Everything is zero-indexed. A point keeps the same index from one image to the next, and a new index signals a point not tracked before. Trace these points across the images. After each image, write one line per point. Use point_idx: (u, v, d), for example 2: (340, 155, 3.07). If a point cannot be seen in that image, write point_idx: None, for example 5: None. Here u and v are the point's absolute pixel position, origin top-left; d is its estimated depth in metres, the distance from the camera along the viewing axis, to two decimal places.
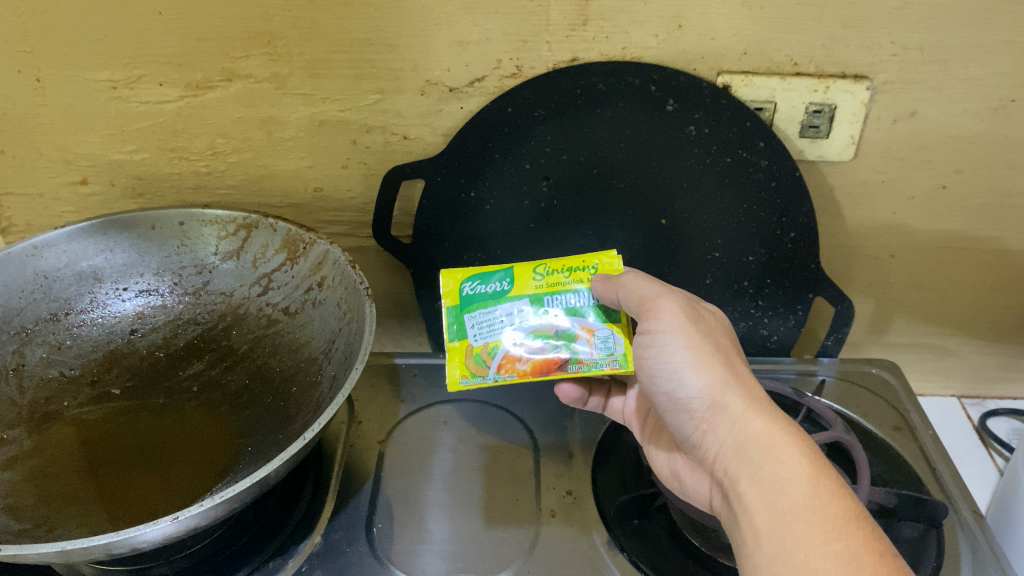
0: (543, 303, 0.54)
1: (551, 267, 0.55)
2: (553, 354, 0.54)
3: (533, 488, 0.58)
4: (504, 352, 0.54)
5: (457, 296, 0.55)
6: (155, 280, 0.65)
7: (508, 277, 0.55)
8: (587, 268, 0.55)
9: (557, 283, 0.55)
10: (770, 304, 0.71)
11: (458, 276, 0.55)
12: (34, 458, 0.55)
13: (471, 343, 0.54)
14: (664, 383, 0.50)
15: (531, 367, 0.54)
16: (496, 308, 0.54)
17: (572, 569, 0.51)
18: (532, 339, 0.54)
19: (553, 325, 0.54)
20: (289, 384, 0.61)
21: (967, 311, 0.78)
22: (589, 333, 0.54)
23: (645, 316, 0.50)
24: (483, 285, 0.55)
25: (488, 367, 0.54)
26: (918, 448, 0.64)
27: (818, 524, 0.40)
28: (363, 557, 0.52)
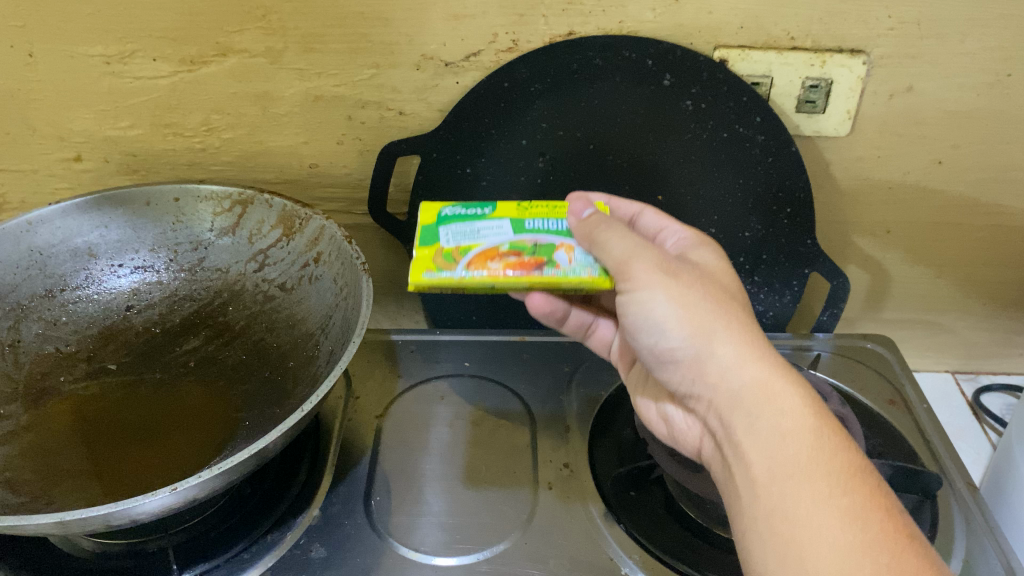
0: (522, 224, 0.50)
1: (535, 204, 0.53)
2: (528, 258, 0.48)
3: (530, 461, 0.59)
4: (474, 252, 0.48)
5: (433, 217, 0.52)
6: (150, 257, 0.65)
7: (494, 207, 0.52)
8: (573, 207, 0.53)
9: (539, 214, 0.52)
10: (766, 280, 0.71)
11: (436, 207, 0.53)
12: (30, 433, 0.55)
13: (440, 245, 0.49)
14: (647, 334, 0.47)
15: (503, 267, 0.47)
16: (475, 223, 0.50)
17: (569, 539, 0.52)
18: (510, 245, 0.49)
19: (532, 238, 0.49)
20: (286, 359, 0.61)
21: (962, 287, 0.79)
22: (570, 249, 0.49)
23: (619, 277, 0.46)
24: (465, 210, 0.52)
25: (455, 264, 0.48)
26: (913, 421, 0.64)
27: (821, 481, 0.39)
28: (361, 530, 0.53)
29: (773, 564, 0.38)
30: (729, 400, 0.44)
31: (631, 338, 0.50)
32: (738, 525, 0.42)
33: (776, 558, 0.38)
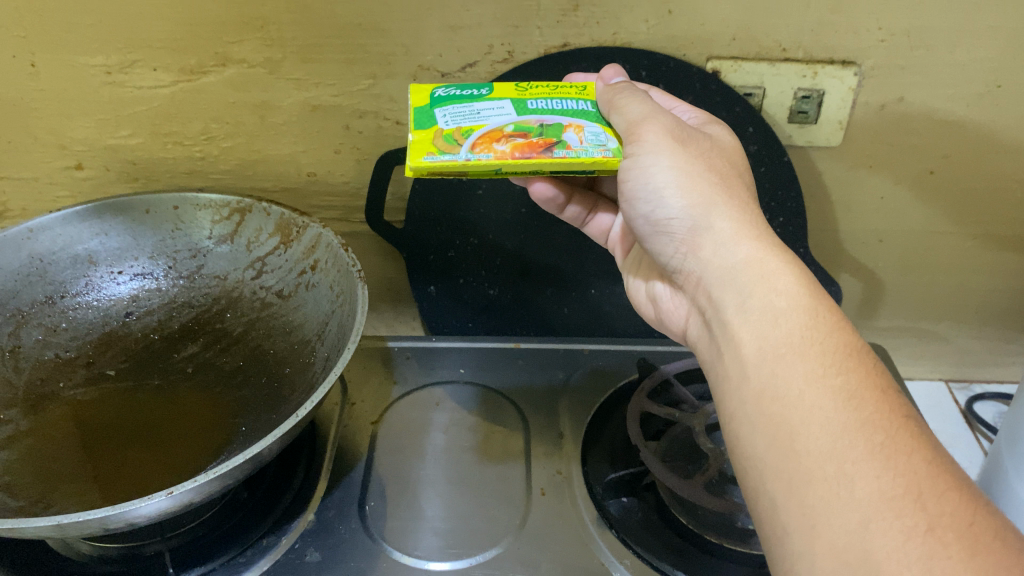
0: (523, 104, 0.51)
1: (532, 86, 0.53)
2: (536, 138, 0.48)
3: (523, 467, 0.59)
4: (478, 133, 0.48)
5: (427, 98, 0.52)
6: (150, 264, 0.66)
7: (490, 89, 0.52)
8: (571, 87, 0.54)
9: (538, 94, 0.52)
10: None
11: (429, 88, 0.53)
12: (29, 437, 0.56)
13: (440, 126, 0.49)
14: (643, 205, 0.48)
15: (510, 148, 0.48)
16: (473, 104, 0.51)
17: (562, 545, 0.52)
18: (515, 126, 0.49)
19: (536, 117, 0.50)
20: (283, 365, 0.61)
21: (955, 295, 0.79)
22: (578, 128, 0.50)
23: (630, 138, 0.48)
24: (461, 91, 0.52)
25: (459, 146, 0.48)
26: None
27: (813, 359, 0.38)
28: (356, 535, 0.53)
29: (762, 446, 0.37)
30: (722, 273, 0.44)
31: (627, 213, 0.51)
32: (725, 405, 0.41)
33: (766, 439, 0.37)
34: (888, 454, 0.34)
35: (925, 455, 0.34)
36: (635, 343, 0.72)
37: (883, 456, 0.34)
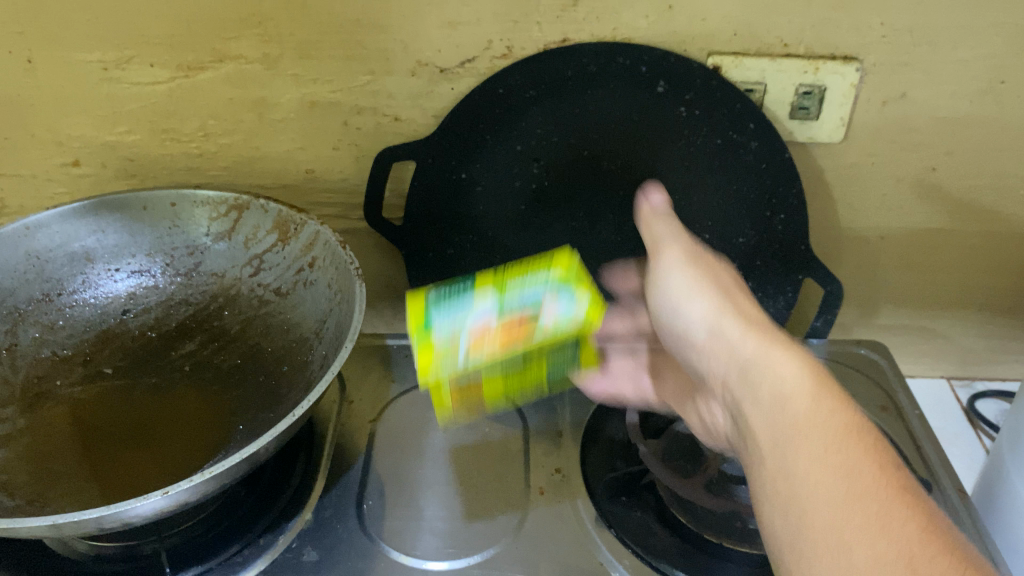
0: (507, 287, 0.49)
1: (507, 270, 0.51)
2: (521, 324, 0.47)
3: (522, 466, 0.59)
4: (474, 327, 0.47)
5: (421, 311, 0.49)
6: (147, 261, 0.65)
7: (473, 283, 0.50)
8: (545, 258, 0.52)
9: (517, 278, 0.50)
10: (760, 285, 0.70)
11: (418, 298, 0.50)
12: (26, 436, 0.56)
13: (435, 332, 0.47)
14: (669, 317, 0.50)
15: (500, 339, 0.46)
16: (460, 302, 0.49)
17: (560, 545, 0.52)
18: (501, 313, 0.47)
19: (520, 302, 0.48)
20: (281, 363, 0.61)
21: (957, 294, 0.78)
22: (559, 302, 0.48)
23: (652, 257, 0.50)
24: (448, 293, 0.50)
25: (456, 345, 0.46)
26: (906, 429, 0.62)
27: (817, 440, 0.36)
28: (353, 534, 0.53)
29: (777, 529, 0.35)
30: (739, 375, 0.42)
31: (657, 323, 0.53)
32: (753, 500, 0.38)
33: (773, 510, 0.36)
34: (887, 520, 0.32)
35: (921, 522, 0.32)
36: None
37: (880, 526, 0.32)
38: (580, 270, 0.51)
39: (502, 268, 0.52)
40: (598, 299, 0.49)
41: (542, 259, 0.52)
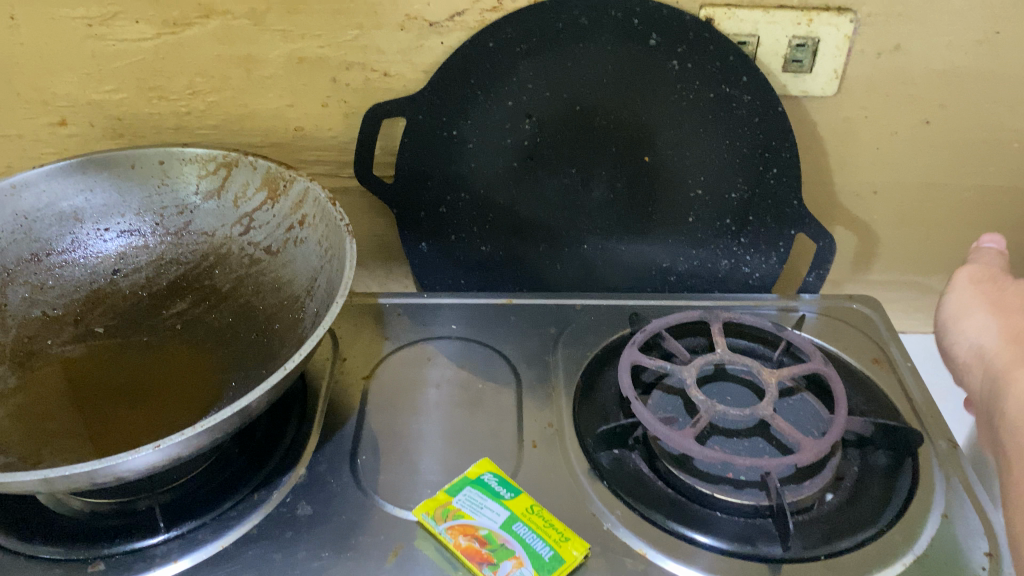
0: (513, 525, 0.50)
1: (545, 510, 0.52)
2: (483, 549, 0.48)
3: (515, 421, 0.59)
4: (459, 522, 0.50)
5: (476, 477, 0.54)
6: (137, 221, 0.64)
7: (517, 494, 0.52)
8: (568, 532, 0.50)
9: (536, 518, 0.51)
10: (753, 241, 0.70)
11: (490, 466, 0.55)
12: (17, 394, 0.56)
13: (448, 500, 0.52)
14: (965, 343, 0.57)
15: (460, 545, 0.49)
16: (488, 503, 0.52)
17: (553, 498, 0.53)
18: (485, 532, 0.49)
19: (506, 536, 0.49)
20: (273, 320, 0.61)
21: (950, 250, 0.78)
22: (518, 563, 0.48)
23: (975, 353, 0.56)
24: (498, 487, 0.53)
25: (443, 521, 0.50)
26: (897, 380, 0.62)
27: None
28: (347, 488, 0.53)
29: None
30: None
31: (951, 341, 0.59)
32: None
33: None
34: None
35: None
36: (627, 299, 0.71)
37: None
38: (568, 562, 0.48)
39: (554, 502, 0.53)
40: None
41: (566, 534, 0.50)
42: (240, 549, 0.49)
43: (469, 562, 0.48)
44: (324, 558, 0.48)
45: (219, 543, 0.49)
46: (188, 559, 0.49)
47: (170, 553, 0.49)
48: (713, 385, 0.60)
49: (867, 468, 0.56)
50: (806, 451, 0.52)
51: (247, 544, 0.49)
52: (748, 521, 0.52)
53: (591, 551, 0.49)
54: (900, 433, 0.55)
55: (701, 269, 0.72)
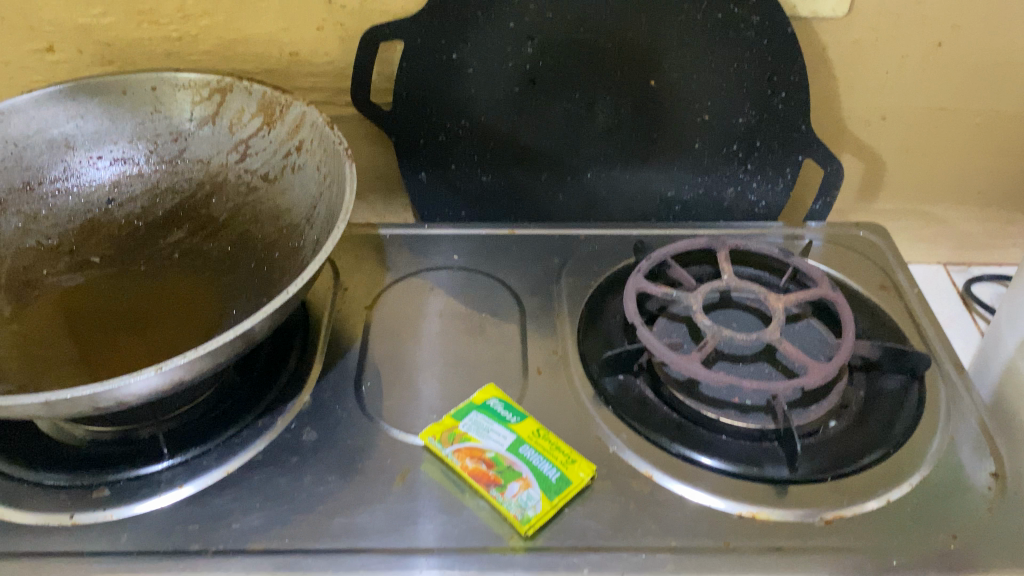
0: (519, 447, 0.50)
1: (550, 433, 0.52)
2: (489, 471, 0.48)
3: (519, 349, 0.59)
4: (467, 445, 0.50)
5: (482, 401, 0.54)
6: (130, 148, 0.62)
7: (523, 417, 0.52)
8: (574, 454, 0.50)
9: (541, 441, 0.51)
10: (759, 167, 0.69)
11: (495, 391, 0.54)
12: (15, 323, 0.56)
13: (455, 424, 0.52)
14: None
15: (468, 467, 0.49)
16: (494, 427, 0.51)
17: (558, 424, 0.53)
18: (491, 455, 0.49)
19: (512, 459, 0.49)
20: (272, 250, 0.60)
21: (957, 177, 0.77)
22: (524, 485, 0.48)
23: None
24: (505, 410, 0.53)
25: (451, 445, 0.50)
26: (904, 307, 0.62)
27: None
28: (353, 414, 0.53)
29: None
30: None
31: None
32: None
33: None
34: None
35: None
36: (631, 228, 0.70)
37: None
38: (573, 486, 0.48)
39: (558, 427, 0.52)
40: (555, 509, 0.47)
41: (573, 456, 0.50)
42: (246, 474, 0.49)
43: (475, 484, 0.48)
44: (331, 483, 0.49)
45: (224, 469, 0.49)
46: (193, 485, 0.48)
47: (175, 480, 0.49)
48: (719, 313, 0.59)
49: (874, 392, 0.55)
50: (814, 374, 0.51)
51: (253, 469, 0.50)
52: (753, 444, 0.52)
53: (597, 474, 0.50)
54: (907, 358, 0.55)
55: (706, 198, 0.72)
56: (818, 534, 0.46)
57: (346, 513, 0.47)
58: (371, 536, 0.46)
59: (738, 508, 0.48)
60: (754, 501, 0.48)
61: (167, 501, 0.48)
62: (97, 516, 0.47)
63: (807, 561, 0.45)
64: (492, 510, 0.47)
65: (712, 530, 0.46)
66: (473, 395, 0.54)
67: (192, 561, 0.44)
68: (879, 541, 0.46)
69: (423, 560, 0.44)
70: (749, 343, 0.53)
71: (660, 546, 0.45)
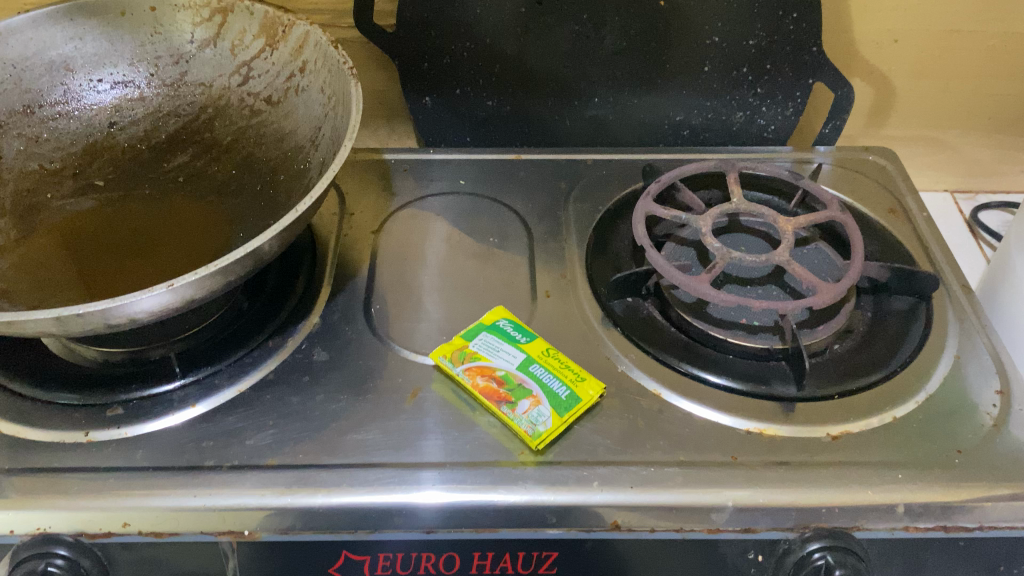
0: (529, 366, 0.50)
1: (559, 352, 0.52)
2: (500, 389, 0.49)
3: (527, 272, 0.59)
4: (478, 364, 0.51)
5: (491, 321, 0.54)
6: (130, 71, 0.61)
7: (532, 338, 0.52)
8: (584, 373, 0.50)
9: (551, 360, 0.51)
10: (770, 92, 0.69)
11: (504, 313, 0.55)
12: (21, 246, 0.56)
13: (465, 343, 0.52)
14: None
15: (479, 385, 0.49)
16: (504, 346, 0.52)
17: (567, 344, 0.53)
18: (502, 373, 0.50)
19: (522, 377, 0.50)
20: (277, 173, 0.60)
21: (967, 102, 0.77)
22: (535, 401, 0.48)
23: None
24: (514, 330, 0.53)
25: (461, 364, 0.51)
26: (912, 230, 0.62)
27: None
28: (362, 335, 0.54)
29: None
30: None
31: None
32: None
33: None
34: None
35: None
36: (639, 153, 0.70)
37: None
38: (583, 402, 0.48)
39: (566, 347, 0.53)
40: (565, 424, 0.47)
41: (582, 375, 0.50)
42: (258, 393, 0.50)
43: (486, 401, 0.48)
44: (342, 401, 0.49)
45: (236, 388, 0.50)
46: (206, 403, 0.49)
47: (187, 399, 0.49)
48: (727, 237, 0.59)
49: (881, 313, 0.56)
50: (823, 295, 0.50)
51: (265, 388, 0.50)
52: (761, 363, 0.52)
53: (606, 392, 0.50)
54: (915, 280, 0.55)
55: (715, 123, 0.72)
56: (825, 449, 0.47)
57: (358, 430, 0.47)
58: (382, 452, 0.46)
59: (746, 424, 0.48)
60: (761, 417, 0.48)
61: (180, 420, 0.48)
62: (112, 434, 0.47)
63: (815, 475, 0.45)
64: (502, 426, 0.48)
65: (720, 445, 0.47)
66: (482, 317, 0.55)
67: (206, 476, 0.44)
68: (884, 455, 0.46)
69: (431, 474, 0.45)
70: (757, 265, 0.53)
71: (669, 460, 0.46)
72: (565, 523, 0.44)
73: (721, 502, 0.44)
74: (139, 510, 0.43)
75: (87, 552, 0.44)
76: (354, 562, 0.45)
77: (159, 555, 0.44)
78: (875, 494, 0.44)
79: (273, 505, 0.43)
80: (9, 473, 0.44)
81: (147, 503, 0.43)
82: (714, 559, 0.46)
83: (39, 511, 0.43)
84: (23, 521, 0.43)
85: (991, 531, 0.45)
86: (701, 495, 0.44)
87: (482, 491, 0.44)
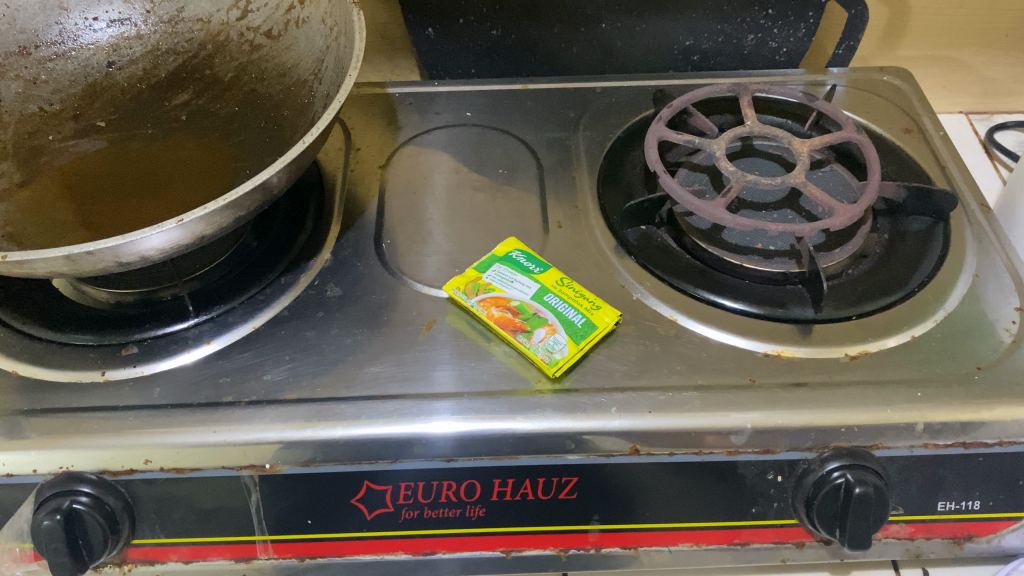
0: (544, 295, 0.50)
1: (573, 282, 0.51)
2: (515, 318, 0.49)
3: (538, 202, 0.58)
4: (492, 294, 0.50)
5: (504, 252, 0.53)
6: (126, 9, 0.60)
7: (546, 267, 0.52)
8: (598, 301, 0.50)
9: (565, 289, 0.51)
10: (782, 13, 0.68)
11: (516, 244, 0.54)
12: (26, 189, 0.55)
13: (479, 275, 0.52)
14: None
15: (494, 315, 0.49)
16: (518, 277, 0.51)
17: (581, 273, 0.53)
18: (516, 303, 0.50)
19: (537, 306, 0.49)
20: (281, 109, 0.59)
21: (983, 17, 0.75)
22: (551, 330, 0.48)
23: None
24: (528, 261, 0.52)
25: (476, 294, 0.50)
26: (929, 149, 0.61)
27: None
28: (374, 270, 0.53)
29: None
30: None
31: None
32: None
33: None
34: None
35: None
36: (649, 79, 0.69)
37: None
38: (599, 329, 0.48)
39: (579, 277, 0.52)
40: (582, 352, 0.47)
41: (597, 303, 0.50)
42: (272, 329, 0.50)
43: (501, 331, 0.48)
44: (357, 335, 0.49)
45: (251, 325, 0.50)
46: (221, 340, 0.49)
47: (202, 336, 0.49)
48: (740, 162, 0.58)
49: (898, 235, 0.55)
50: (839, 216, 0.49)
51: (279, 324, 0.50)
52: (777, 287, 0.51)
53: (621, 319, 0.50)
54: (933, 199, 0.54)
55: (725, 47, 0.71)
56: (844, 370, 0.46)
57: (375, 362, 0.47)
58: (399, 383, 0.46)
59: (763, 347, 0.48)
60: (778, 339, 0.48)
61: (195, 357, 0.48)
62: (129, 372, 0.47)
63: (835, 396, 0.45)
64: (518, 355, 0.48)
65: (738, 368, 0.47)
66: (495, 248, 0.54)
67: (225, 412, 0.44)
68: (902, 373, 0.46)
69: (448, 405, 0.44)
70: (773, 188, 0.52)
71: (686, 385, 0.46)
72: (584, 449, 0.44)
73: (739, 425, 0.43)
74: (160, 446, 0.43)
75: (110, 490, 0.44)
76: (375, 493, 0.45)
77: (181, 491, 0.45)
78: (894, 413, 0.44)
79: (292, 439, 0.43)
80: (28, 415, 0.44)
81: (168, 440, 0.43)
82: (734, 482, 0.45)
83: (60, 450, 0.43)
84: (45, 461, 0.43)
85: (1010, 446, 0.44)
86: (720, 417, 0.44)
87: (501, 419, 0.44)
